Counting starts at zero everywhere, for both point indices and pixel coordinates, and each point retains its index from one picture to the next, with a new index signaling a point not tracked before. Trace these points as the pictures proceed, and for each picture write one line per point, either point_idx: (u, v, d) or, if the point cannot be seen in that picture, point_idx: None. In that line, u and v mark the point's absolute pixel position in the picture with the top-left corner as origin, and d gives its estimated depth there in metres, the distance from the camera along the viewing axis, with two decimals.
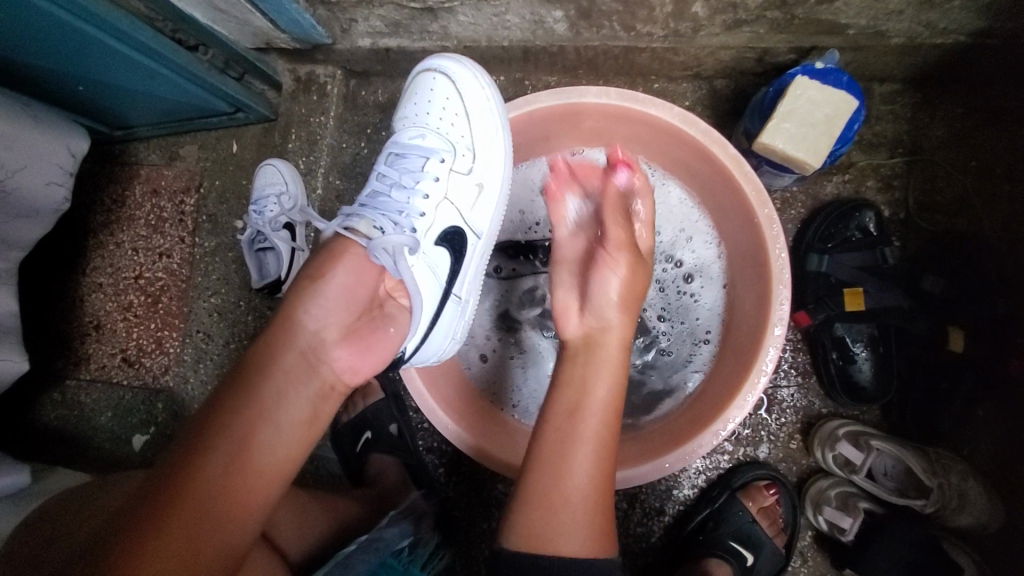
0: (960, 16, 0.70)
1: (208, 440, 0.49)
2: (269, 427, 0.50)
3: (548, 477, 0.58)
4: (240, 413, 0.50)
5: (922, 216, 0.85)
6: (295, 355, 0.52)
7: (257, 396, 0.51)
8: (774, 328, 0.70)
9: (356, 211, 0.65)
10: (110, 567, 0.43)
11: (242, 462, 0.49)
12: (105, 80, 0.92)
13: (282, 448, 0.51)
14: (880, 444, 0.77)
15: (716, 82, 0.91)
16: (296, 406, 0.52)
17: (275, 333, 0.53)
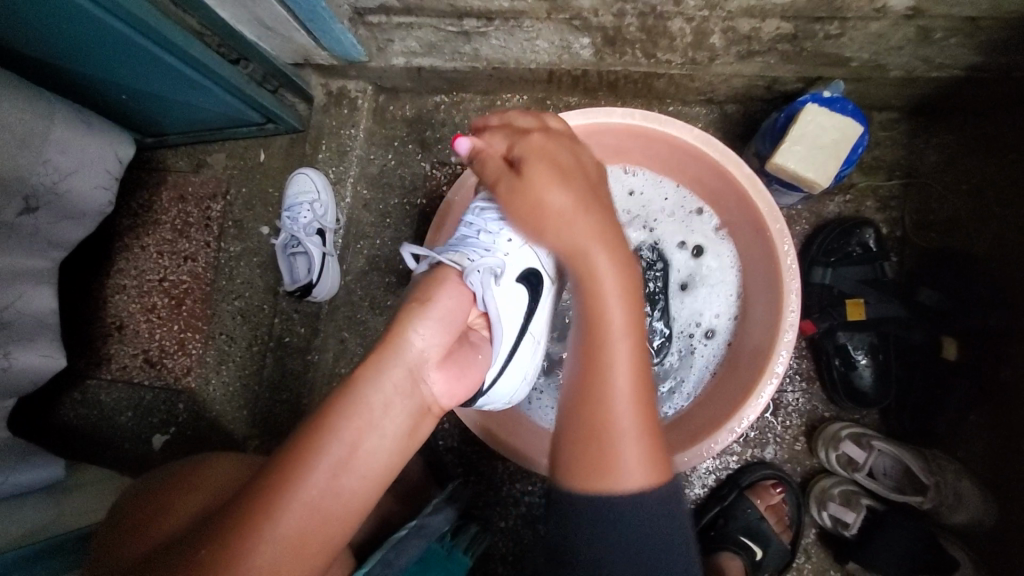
0: (954, 52, 0.76)
1: (316, 453, 0.49)
2: (374, 436, 0.51)
3: (585, 413, 0.61)
4: (346, 425, 0.50)
5: (918, 234, 0.91)
6: (403, 371, 0.53)
7: (367, 414, 0.51)
8: (784, 333, 0.76)
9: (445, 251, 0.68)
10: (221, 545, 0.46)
11: (346, 466, 0.50)
12: (150, 90, 0.97)
13: (382, 460, 0.52)
14: (881, 444, 0.83)
15: (727, 106, 0.98)
16: (399, 418, 0.53)
17: (386, 355, 0.54)
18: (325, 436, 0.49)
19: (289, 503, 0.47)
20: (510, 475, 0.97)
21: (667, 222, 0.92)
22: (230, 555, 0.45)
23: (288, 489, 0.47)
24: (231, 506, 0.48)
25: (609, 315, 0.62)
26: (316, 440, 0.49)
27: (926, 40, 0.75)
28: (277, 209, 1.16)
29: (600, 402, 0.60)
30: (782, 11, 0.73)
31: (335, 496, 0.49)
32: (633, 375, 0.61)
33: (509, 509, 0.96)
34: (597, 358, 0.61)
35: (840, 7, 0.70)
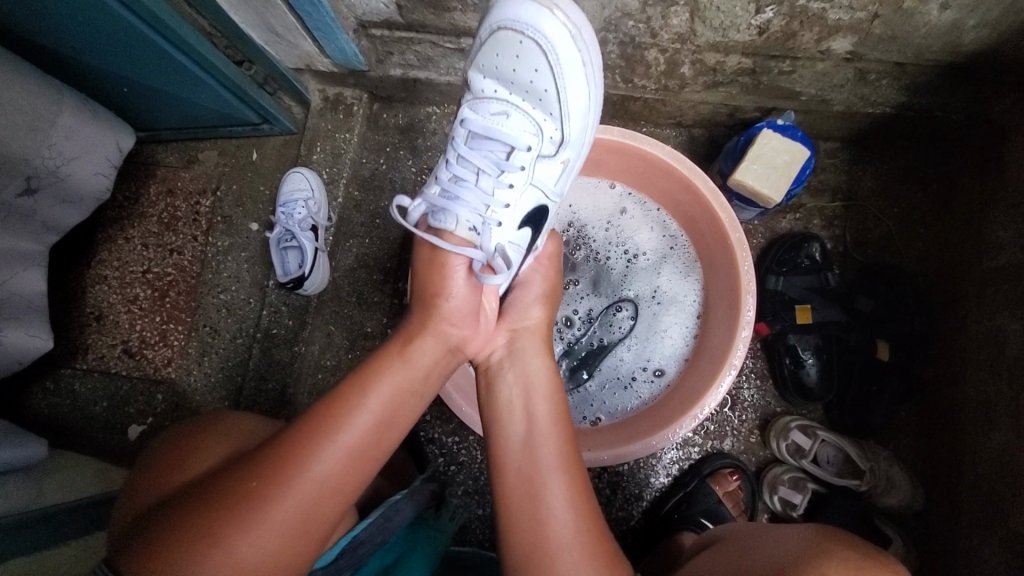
0: (887, 92, 0.89)
1: (370, 392, 0.61)
2: (413, 384, 0.64)
3: (525, 526, 0.61)
4: (393, 374, 0.63)
5: (856, 249, 1.03)
6: (439, 333, 0.67)
7: (410, 374, 0.64)
8: (742, 330, 0.84)
9: (448, 208, 0.68)
10: (279, 456, 0.56)
11: (393, 407, 0.62)
12: (153, 85, 1.00)
13: (414, 404, 0.65)
14: (826, 434, 0.92)
15: (694, 130, 1.09)
16: (431, 370, 0.66)
17: (425, 322, 0.66)
18: (370, 390, 0.61)
19: (335, 437, 0.58)
20: (487, 465, 1.02)
21: (651, 261, 1.01)
22: (287, 464, 0.55)
23: (334, 429, 0.58)
24: (275, 441, 0.58)
25: (544, 434, 0.66)
26: (364, 393, 0.61)
27: (863, 80, 0.87)
28: (268, 207, 1.20)
29: (537, 514, 0.62)
30: (743, 48, 0.83)
31: (378, 442, 0.61)
32: (570, 498, 0.63)
33: (486, 497, 1.01)
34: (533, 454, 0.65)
35: (792, 47, 0.81)
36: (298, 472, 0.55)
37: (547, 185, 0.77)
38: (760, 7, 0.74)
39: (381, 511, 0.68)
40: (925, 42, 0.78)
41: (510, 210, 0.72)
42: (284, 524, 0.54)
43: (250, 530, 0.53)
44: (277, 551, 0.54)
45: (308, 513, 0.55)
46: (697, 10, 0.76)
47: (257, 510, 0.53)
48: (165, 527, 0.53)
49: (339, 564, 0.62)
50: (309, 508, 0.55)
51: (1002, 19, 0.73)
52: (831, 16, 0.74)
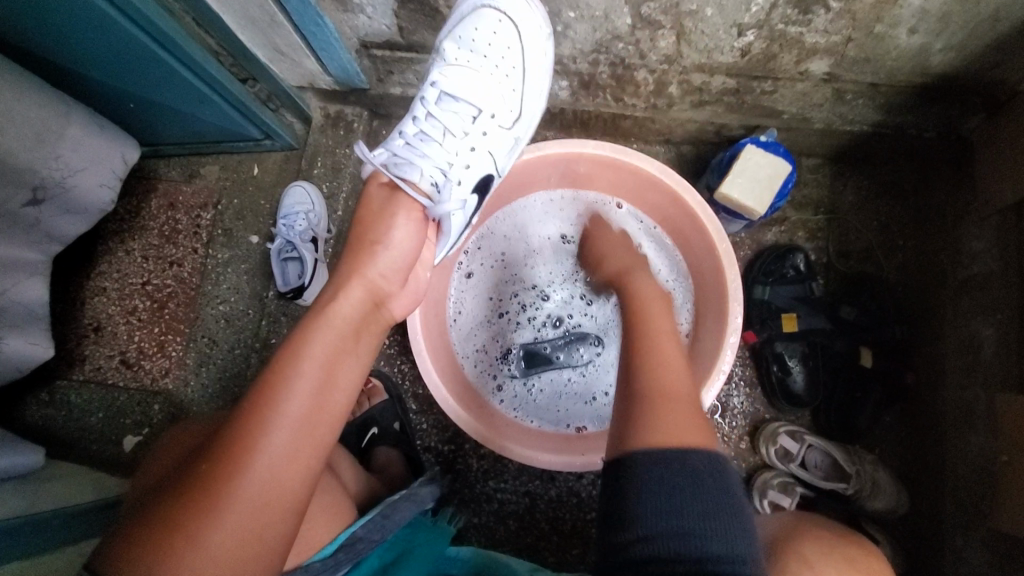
0: (863, 111, 0.93)
1: (301, 354, 0.59)
2: (348, 348, 0.63)
3: (639, 373, 0.65)
4: (319, 334, 0.61)
5: (840, 261, 1.06)
6: (363, 289, 0.65)
7: (336, 321, 0.62)
8: (730, 336, 0.87)
9: (401, 155, 0.76)
10: (228, 440, 0.55)
11: (328, 371, 0.60)
12: (158, 101, 1.03)
13: (353, 364, 0.63)
14: (813, 439, 0.94)
15: (682, 147, 1.14)
16: (365, 335, 0.65)
17: (344, 282, 0.65)
18: (304, 352, 0.60)
19: (276, 401, 0.57)
20: (483, 473, 1.03)
21: None
22: (238, 447, 0.54)
23: (272, 400, 0.57)
24: (226, 424, 0.57)
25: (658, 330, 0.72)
26: (297, 357, 0.59)
27: (841, 100, 0.92)
28: (268, 220, 1.22)
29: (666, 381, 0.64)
30: (727, 69, 0.88)
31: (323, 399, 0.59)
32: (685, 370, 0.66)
33: (482, 505, 1.02)
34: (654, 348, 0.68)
35: (773, 68, 0.86)
36: (251, 449, 0.54)
37: (500, 157, 0.87)
38: (742, 30, 0.79)
39: (379, 509, 0.70)
40: (896, 64, 0.83)
41: (468, 170, 0.81)
42: (243, 504, 0.53)
43: (215, 512, 0.52)
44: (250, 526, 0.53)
45: (271, 482, 0.55)
46: (683, 32, 0.81)
47: (214, 491, 0.52)
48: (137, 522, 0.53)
49: (337, 557, 0.63)
50: (270, 475, 0.55)
51: (966, 43, 0.78)
52: (808, 40, 0.79)
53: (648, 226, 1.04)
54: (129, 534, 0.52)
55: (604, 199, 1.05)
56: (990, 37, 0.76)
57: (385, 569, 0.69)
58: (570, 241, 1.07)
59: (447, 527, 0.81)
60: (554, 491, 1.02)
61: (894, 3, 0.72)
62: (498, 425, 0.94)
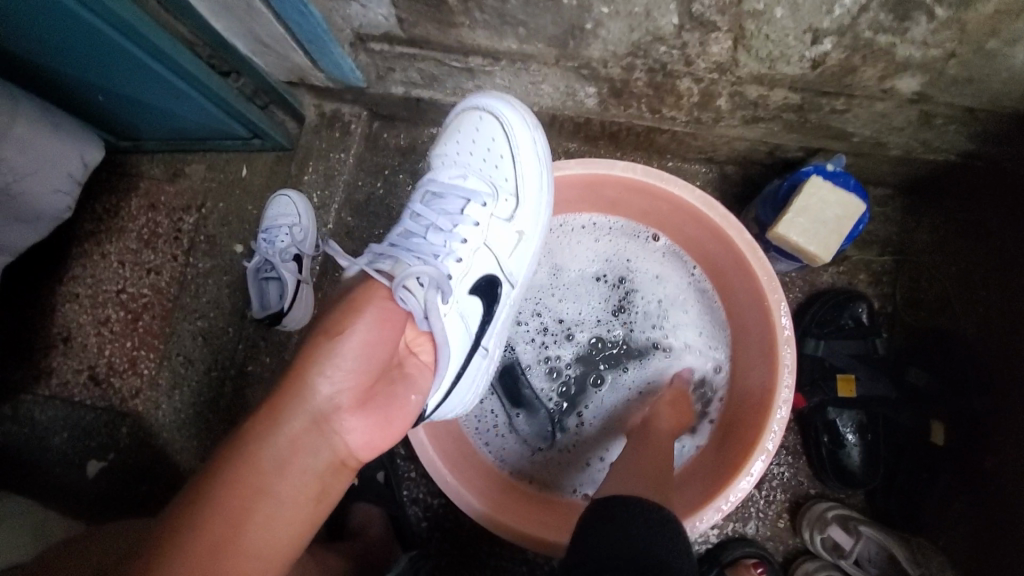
0: (956, 138, 0.77)
1: (209, 509, 0.47)
2: (271, 500, 0.49)
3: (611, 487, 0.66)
4: (237, 483, 0.48)
5: (908, 311, 0.91)
6: (305, 422, 0.50)
7: (259, 470, 0.49)
8: (777, 409, 0.72)
9: (388, 252, 0.67)
10: None
11: (239, 531, 0.47)
12: (129, 95, 0.91)
13: (281, 516, 0.49)
14: (868, 529, 0.79)
15: (726, 167, 0.98)
16: (300, 478, 0.50)
17: (285, 406, 0.50)
18: (219, 499, 0.47)
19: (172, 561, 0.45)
20: (476, 534, 0.91)
21: (678, 338, 0.90)
22: None
23: (168, 561, 0.45)
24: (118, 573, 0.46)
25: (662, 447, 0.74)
26: (209, 504, 0.47)
27: (929, 124, 0.75)
28: (254, 228, 1.10)
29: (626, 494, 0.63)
30: (792, 82, 0.72)
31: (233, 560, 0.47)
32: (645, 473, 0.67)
33: (474, 572, 0.89)
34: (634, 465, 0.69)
35: (850, 84, 0.70)
36: None
37: (503, 252, 0.76)
38: (818, 37, 0.63)
39: None
40: (1009, 86, 0.66)
41: (461, 264, 0.71)
42: None
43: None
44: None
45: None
46: (742, 37, 0.65)
47: None
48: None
49: None
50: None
51: None
52: (900, 52, 0.63)
53: (687, 265, 0.89)
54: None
55: (640, 230, 0.90)
56: None
57: None
58: (604, 278, 0.92)
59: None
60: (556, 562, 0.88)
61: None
62: (494, 489, 0.79)
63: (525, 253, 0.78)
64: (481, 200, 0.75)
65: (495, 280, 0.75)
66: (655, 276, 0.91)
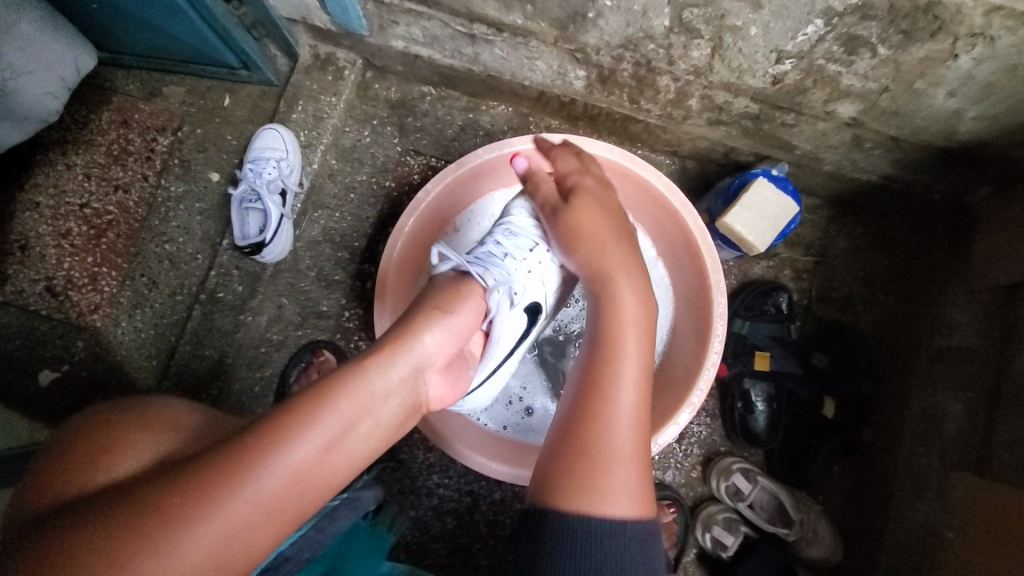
0: (878, 162, 0.91)
1: (318, 416, 0.51)
2: (370, 421, 0.54)
3: (590, 425, 0.62)
4: (350, 400, 0.53)
5: (821, 306, 1.05)
6: (411, 365, 0.59)
7: (368, 392, 0.55)
8: (706, 370, 0.85)
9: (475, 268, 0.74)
10: (200, 476, 0.46)
11: (339, 442, 0.52)
12: (123, 5, 0.90)
13: (371, 441, 0.55)
14: (765, 480, 0.95)
15: (687, 161, 1.09)
16: (393, 407, 0.57)
17: (396, 348, 0.59)
18: (337, 403, 0.52)
19: (282, 450, 0.48)
20: (428, 466, 0.99)
21: None
22: (208, 488, 0.46)
23: (277, 448, 0.49)
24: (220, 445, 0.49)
25: (627, 354, 0.67)
26: (329, 404, 0.52)
27: (858, 147, 0.89)
28: (233, 159, 1.10)
29: (604, 422, 0.62)
30: (754, 93, 0.83)
31: (329, 468, 0.51)
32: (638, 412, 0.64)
33: (423, 499, 0.98)
34: (607, 381, 0.64)
35: (800, 102, 0.82)
36: (230, 493, 0.46)
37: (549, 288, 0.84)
38: (781, 57, 0.74)
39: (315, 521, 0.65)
40: (924, 122, 0.80)
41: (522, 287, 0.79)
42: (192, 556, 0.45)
43: (164, 551, 0.44)
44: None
45: (238, 540, 0.47)
46: (720, 47, 0.75)
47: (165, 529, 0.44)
48: (62, 536, 0.44)
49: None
50: (234, 535, 0.46)
51: (999, 116, 0.75)
52: (844, 81, 0.75)
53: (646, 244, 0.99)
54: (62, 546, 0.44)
55: None
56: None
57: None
58: None
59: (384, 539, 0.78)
60: (499, 494, 0.99)
61: (942, 62, 0.68)
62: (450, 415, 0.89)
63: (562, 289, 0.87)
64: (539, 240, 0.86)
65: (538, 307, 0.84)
66: None
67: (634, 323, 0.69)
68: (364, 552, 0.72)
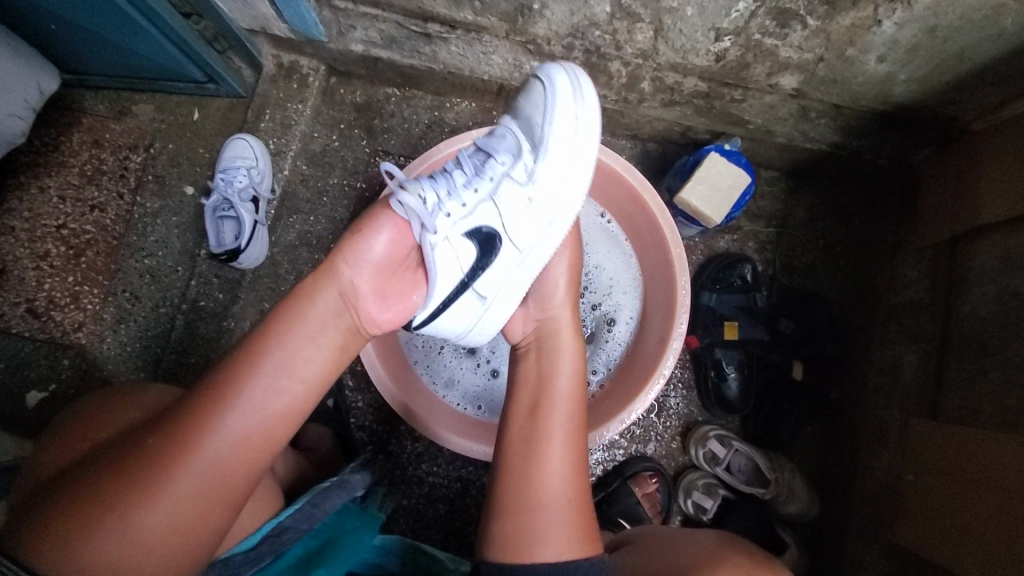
0: (826, 131, 0.94)
1: (261, 355, 0.56)
2: (310, 345, 0.58)
3: (513, 480, 0.65)
4: (292, 332, 0.58)
5: (785, 274, 1.09)
6: (336, 294, 0.60)
7: (304, 324, 0.58)
8: (673, 340, 0.89)
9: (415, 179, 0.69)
10: (175, 422, 0.53)
11: (287, 371, 0.57)
12: (85, 27, 0.93)
13: (315, 361, 0.58)
14: (739, 444, 0.99)
15: (648, 144, 1.13)
16: (331, 331, 0.60)
17: (322, 275, 0.60)
18: (270, 344, 0.57)
19: (231, 397, 0.54)
20: (416, 456, 1.02)
21: (598, 291, 1.03)
22: (184, 430, 0.52)
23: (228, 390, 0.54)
24: (176, 408, 0.54)
25: (560, 393, 0.70)
26: (254, 357, 0.56)
27: (805, 117, 0.92)
28: (205, 171, 1.12)
29: (534, 475, 0.65)
30: (700, 72, 0.86)
31: (275, 407, 0.56)
32: (570, 463, 0.66)
33: (413, 488, 1.01)
34: (540, 434, 0.67)
35: (744, 77, 0.85)
36: (198, 434, 0.52)
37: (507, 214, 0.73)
38: (719, 35, 0.77)
39: (309, 497, 0.69)
40: (863, 88, 0.83)
41: (467, 209, 0.70)
42: (183, 493, 0.51)
43: (147, 504, 0.50)
44: (178, 520, 0.51)
45: (207, 484, 0.52)
46: (661, 29, 0.78)
47: (152, 478, 0.51)
48: (68, 492, 0.51)
49: (261, 550, 0.62)
50: (204, 477, 0.52)
51: (928, 77, 0.79)
52: (781, 53, 0.79)
53: (614, 229, 1.03)
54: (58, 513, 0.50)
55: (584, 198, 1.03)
56: (953, 72, 0.78)
57: (311, 557, 0.68)
58: None
59: (376, 514, 0.81)
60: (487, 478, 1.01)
61: (867, 29, 0.72)
62: (432, 405, 0.93)
63: (533, 220, 0.75)
64: (506, 159, 0.73)
65: (496, 234, 0.73)
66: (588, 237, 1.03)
67: (569, 365, 0.72)
68: (357, 527, 0.75)
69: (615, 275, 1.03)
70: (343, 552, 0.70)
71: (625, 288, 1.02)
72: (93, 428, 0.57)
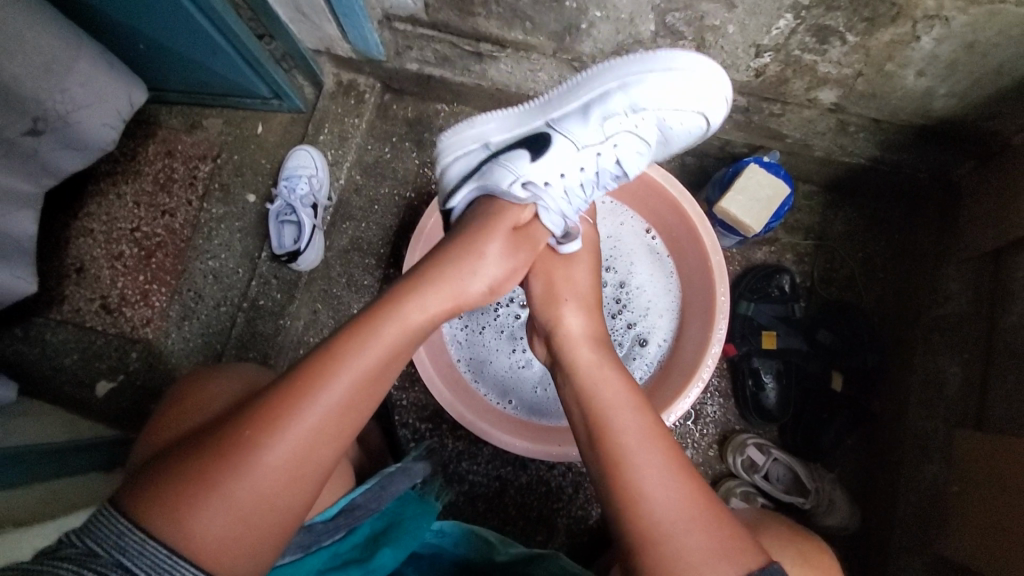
0: (866, 145, 0.96)
1: (348, 348, 0.61)
2: (411, 336, 0.65)
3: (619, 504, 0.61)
4: (389, 324, 0.63)
5: (823, 286, 1.10)
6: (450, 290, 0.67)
7: (407, 320, 0.64)
8: (712, 346, 0.90)
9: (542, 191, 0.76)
10: (275, 400, 0.58)
11: (386, 358, 0.63)
12: (171, 47, 1.03)
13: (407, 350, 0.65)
14: (779, 453, 0.99)
15: (686, 158, 1.17)
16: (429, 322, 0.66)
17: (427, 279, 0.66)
18: (359, 342, 0.61)
19: (320, 385, 0.59)
20: (456, 454, 1.05)
21: (637, 308, 1.06)
22: (283, 410, 0.58)
23: (321, 376, 0.59)
24: (274, 387, 0.59)
25: (620, 396, 0.66)
26: (354, 346, 0.61)
27: (844, 131, 0.94)
28: (267, 180, 1.20)
29: (633, 492, 0.60)
30: (740, 87, 0.90)
31: (362, 397, 0.62)
32: (667, 467, 0.61)
33: (453, 485, 1.04)
34: (620, 444, 0.62)
35: (784, 92, 0.89)
36: (294, 415, 0.58)
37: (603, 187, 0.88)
38: (760, 51, 0.81)
39: (374, 480, 0.75)
40: (901, 103, 0.86)
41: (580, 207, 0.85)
42: (278, 466, 0.57)
43: (234, 477, 0.55)
44: (272, 491, 0.57)
45: (295, 460, 0.58)
46: (703, 46, 0.83)
47: (255, 453, 0.56)
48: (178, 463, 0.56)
49: (338, 521, 0.69)
50: (296, 452, 0.58)
51: (968, 91, 0.81)
52: (821, 69, 0.82)
53: (656, 246, 1.06)
54: (148, 483, 0.55)
55: (630, 215, 1.07)
56: (993, 86, 0.79)
57: (377, 535, 0.72)
58: None
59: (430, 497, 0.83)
60: (525, 478, 1.04)
61: (906, 45, 0.75)
62: (469, 396, 0.97)
63: None
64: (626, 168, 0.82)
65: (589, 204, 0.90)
66: (629, 254, 1.07)
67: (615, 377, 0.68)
68: (417, 513, 0.77)
69: (653, 297, 1.06)
70: (405, 535, 0.73)
71: (664, 312, 1.05)
72: (194, 406, 0.64)
